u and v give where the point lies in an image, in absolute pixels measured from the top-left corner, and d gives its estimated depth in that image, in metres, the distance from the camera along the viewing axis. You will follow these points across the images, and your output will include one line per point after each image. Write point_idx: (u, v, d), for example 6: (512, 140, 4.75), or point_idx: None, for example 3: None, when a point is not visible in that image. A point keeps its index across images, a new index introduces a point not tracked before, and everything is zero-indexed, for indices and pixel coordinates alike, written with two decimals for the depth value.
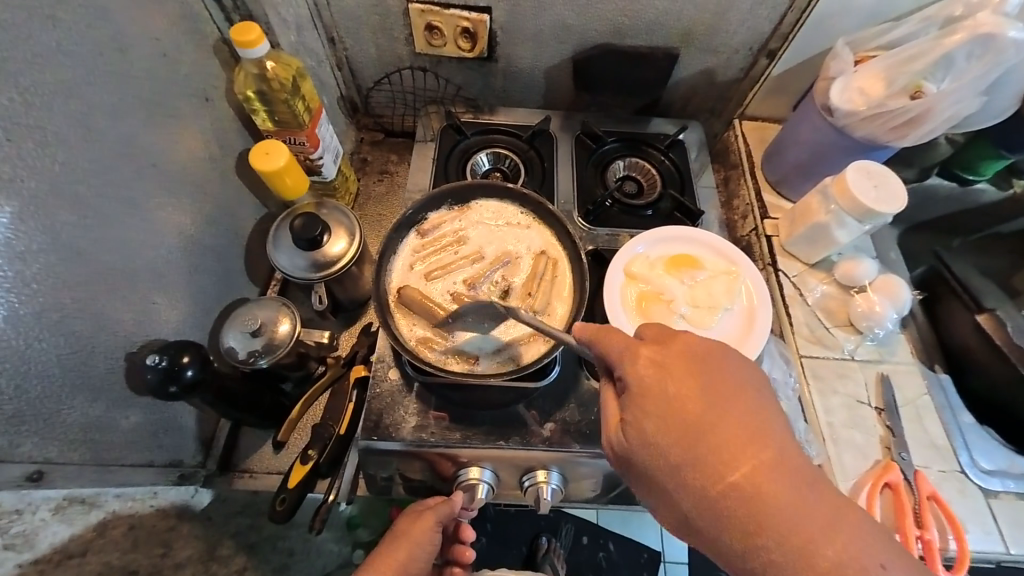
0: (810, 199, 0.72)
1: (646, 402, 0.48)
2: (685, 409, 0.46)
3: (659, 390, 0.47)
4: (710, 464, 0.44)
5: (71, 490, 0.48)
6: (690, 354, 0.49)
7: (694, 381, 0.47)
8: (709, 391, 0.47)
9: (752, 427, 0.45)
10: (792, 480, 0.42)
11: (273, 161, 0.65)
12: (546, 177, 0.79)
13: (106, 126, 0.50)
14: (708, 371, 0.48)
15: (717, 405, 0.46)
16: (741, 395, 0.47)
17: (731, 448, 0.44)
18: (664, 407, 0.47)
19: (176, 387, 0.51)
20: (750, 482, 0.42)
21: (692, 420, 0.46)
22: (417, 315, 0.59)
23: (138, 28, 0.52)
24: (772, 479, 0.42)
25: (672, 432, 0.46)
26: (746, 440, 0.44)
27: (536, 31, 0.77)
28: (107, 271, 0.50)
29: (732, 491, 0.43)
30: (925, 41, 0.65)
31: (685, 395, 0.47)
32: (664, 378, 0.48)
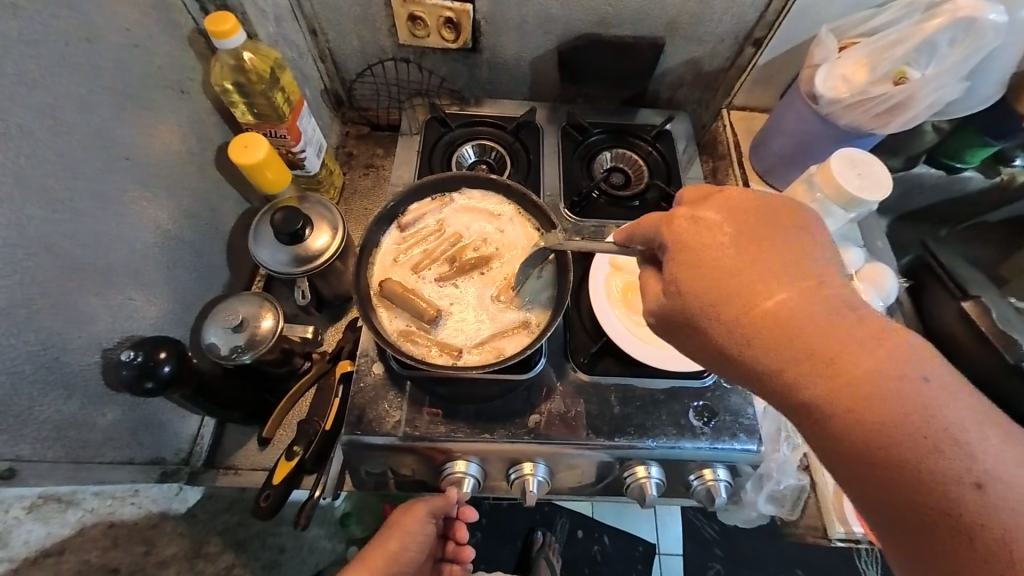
0: (797, 187, 0.71)
1: (678, 252, 0.44)
2: (718, 252, 0.43)
3: (692, 238, 0.44)
4: (746, 304, 0.40)
5: (46, 488, 0.47)
6: (729, 205, 0.45)
7: (729, 226, 0.44)
8: (746, 233, 0.43)
9: (790, 263, 0.41)
10: (836, 316, 0.38)
11: (251, 154, 0.64)
12: (532, 169, 0.79)
13: (76, 118, 0.49)
14: (748, 217, 0.44)
15: (753, 246, 0.42)
16: (788, 242, 0.42)
17: (774, 286, 0.40)
18: (696, 250, 0.43)
19: (153, 383, 0.50)
20: (790, 313, 0.39)
21: (725, 261, 0.42)
22: (399, 309, 0.58)
23: (107, 19, 0.51)
24: (814, 310, 0.38)
25: (707, 275, 0.42)
26: (785, 277, 0.40)
27: (520, 21, 0.76)
28: (79, 267, 0.49)
29: (770, 325, 0.39)
30: (907, 27, 0.65)
31: (720, 245, 0.43)
32: (698, 228, 0.44)
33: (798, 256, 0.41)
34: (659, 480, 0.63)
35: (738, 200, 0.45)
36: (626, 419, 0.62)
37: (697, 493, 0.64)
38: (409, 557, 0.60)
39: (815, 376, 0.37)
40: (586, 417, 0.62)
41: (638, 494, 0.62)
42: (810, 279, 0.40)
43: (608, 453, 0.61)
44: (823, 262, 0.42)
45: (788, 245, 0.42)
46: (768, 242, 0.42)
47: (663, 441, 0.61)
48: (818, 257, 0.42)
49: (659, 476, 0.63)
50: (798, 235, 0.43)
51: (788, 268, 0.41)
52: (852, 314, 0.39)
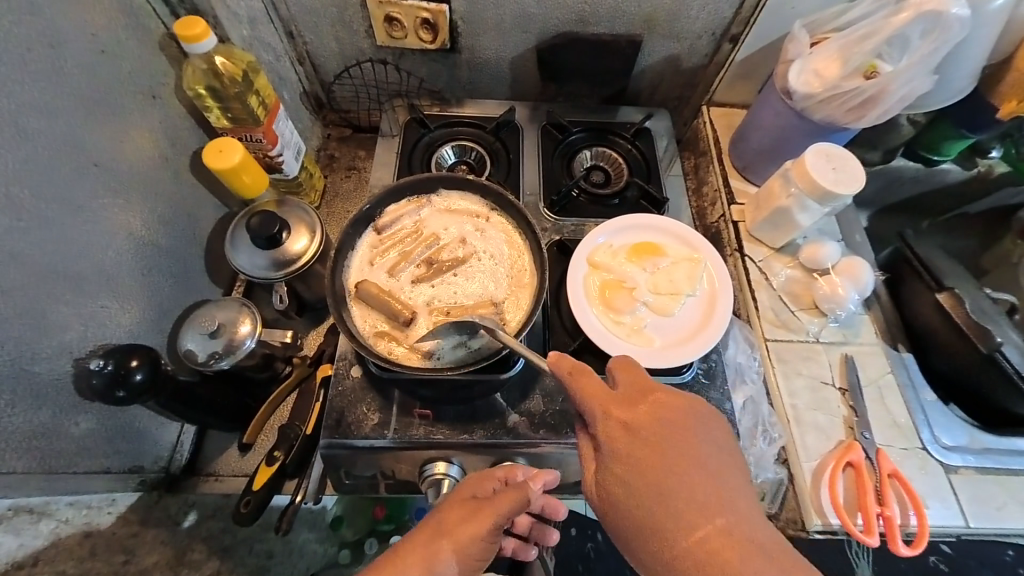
0: (773, 183, 0.72)
1: (615, 461, 0.49)
2: (649, 469, 0.48)
3: (631, 452, 0.49)
4: (676, 532, 0.46)
5: (16, 501, 0.48)
6: (657, 411, 0.50)
7: (661, 440, 0.49)
8: (674, 450, 0.49)
9: (711, 489, 0.47)
10: (747, 549, 0.44)
11: (226, 158, 0.64)
12: (512, 169, 0.79)
13: (41, 125, 0.48)
14: (676, 429, 0.50)
15: (679, 465, 0.48)
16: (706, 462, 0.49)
17: (695, 515, 0.46)
18: (634, 467, 0.48)
19: (124, 392, 0.49)
20: (711, 550, 0.44)
21: (656, 481, 0.47)
22: (374, 310, 0.58)
23: (71, 23, 0.50)
24: (733, 549, 0.44)
25: (639, 494, 0.48)
26: (707, 504, 0.47)
27: (498, 20, 0.76)
28: (47, 275, 0.49)
29: (691, 556, 0.45)
30: (875, 21, 0.65)
31: (649, 456, 0.48)
32: (631, 437, 0.49)
33: (713, 477, 0.48)
34: None
35: (666, 406, 0.51)
36: None
37: None
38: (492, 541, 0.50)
39: None
40: (566, 415, 0.62)
41: None
42: (724, 506, 0.47)
43: None
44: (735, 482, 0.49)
45: (704, 465, 0.49)
46: (688, 460, 0.48)
47: None
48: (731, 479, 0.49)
49: None
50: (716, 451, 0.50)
51: (708, 494, 0.47)
52: (762, 546, 0.44)
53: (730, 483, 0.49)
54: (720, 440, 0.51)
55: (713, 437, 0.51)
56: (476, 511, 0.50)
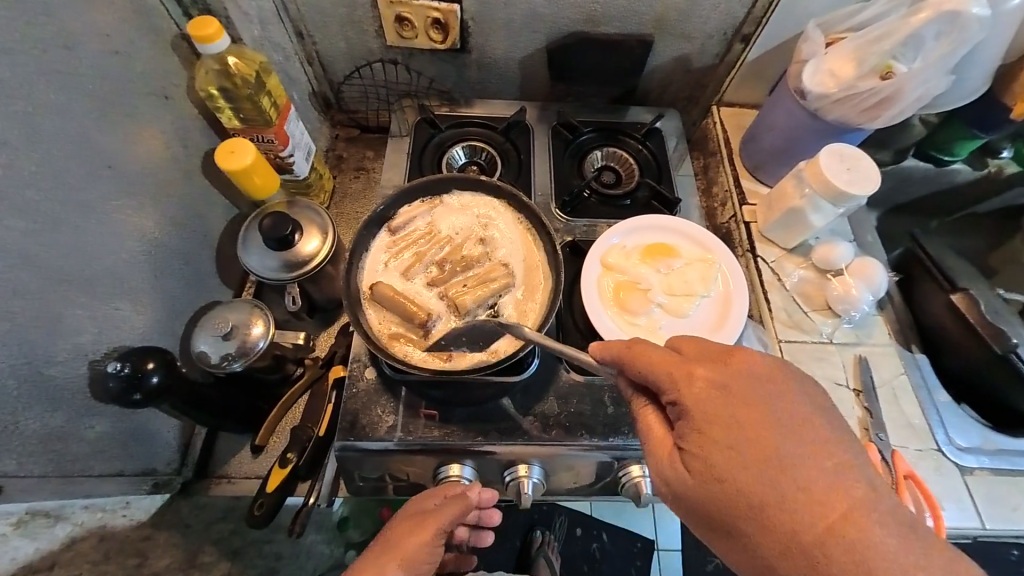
0: (786, 184, 0.72)
1: (701, 427, 0.44)
2: (744, 431, 0.43)
3: (720, 416, 0.44)
4: (778, 503, 0.41)
5: (33, 503, 0.48)
6: (741, 373, 0.46)
7: (752, 403, 0.44)
8: (770, 414, 0.44)
9: (815, 450, 0.43)
10: (861, 509, 0.40)
11: (238, 159, 0.63)
12: (522, 169, 0.79)
13: (55, 127, 0.48)
14: (768, 390, 0.45)
15: (778, 430, 0.43)
16: (805, 421, 0.44)
17: (803, 479, 0.41)
18: (726, 434, 0.43)
19: (139, 395, 0.49)
20: (822, 514, 0.40)
21: (754, 446, 0.43)
22: (389, 311, 0.58)
23: (85, 24, 0.50)
24: (843, 517, 0.39)
25: (734, 461, 0.43)
26: (811, 464, 0.42)
27: (508, 20, 0.76)
28: (61, 277, 0.49)
29: (795, 527, 0.40)
30: (892, 21, 0.64)
31: (744, 417, 0.44)
32: (718, 399, 0.45)
33: (816, 441, 0.43)
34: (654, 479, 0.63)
35: (754, 368, 0.46)
36: (620, 417, 0.62)
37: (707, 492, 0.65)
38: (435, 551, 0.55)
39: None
40: (579, 417, 0.62)
41: (634, 493, 0.63)
42: (831, 466, 0.42)
43: (605, 453, 0.61)
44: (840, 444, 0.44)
45: (804, 429, 0.44)
46: (786, 424, 0.44)
47: None
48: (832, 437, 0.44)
49: None
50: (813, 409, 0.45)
51: (813, 461, 0.42)
52: (879, 513, 0.40)
53: (835, 442, 0.43)
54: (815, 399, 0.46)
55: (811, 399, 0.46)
56: (421, 523, 0.55)
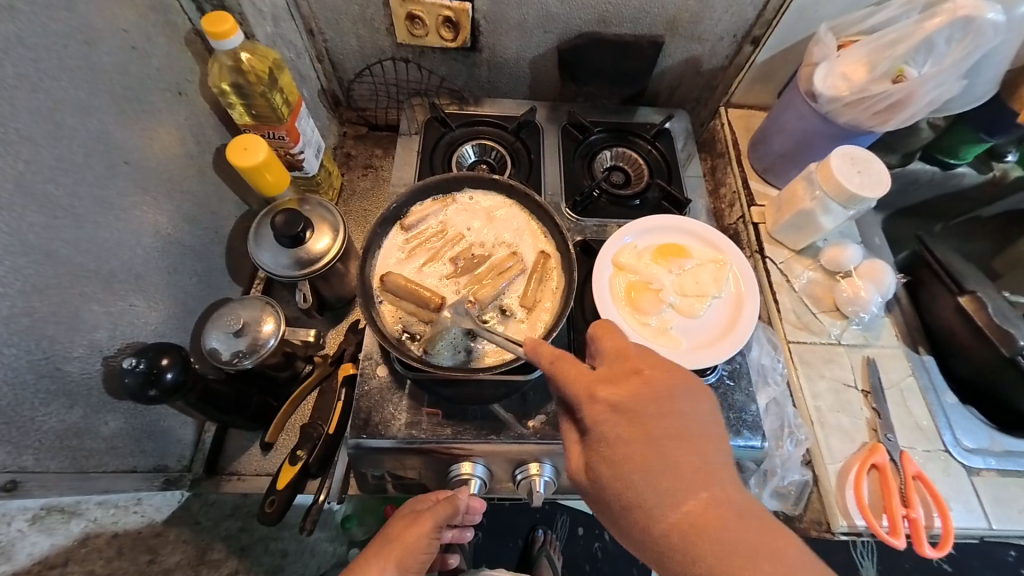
0: (796, 185, 0.72)
1: (603, 440, 0.46)
2: (635, 443, 0.45)
3: (614, 434, 0.45)
4: (658, 513, 0.43)
5: (49, 499, 0.47)
6: (644, 387, 0.47)
7: (647, 418, 0.46)
8: (659, 431, 0.45)
9: (698, 465, 0.44)
10: (737, 521, 0.41)
11: (251, 156, 0.63)
12: (533, 168, 0.79)
13: (75, 122, 0.48)
14: (655, 403, 0.46)
15: (669, 439, 0.45)
16: (693, 433, 0.46)
17: (683, 489, 0.43)
18: (624, 452, 0.45)
19: (156, 391, 0.49)
20: (701, 523, 0.42)
21: (641, 458, 0.44)
22: (404, 308, 0.58)
23: (104, 19, 0.50)
24: (718, 524, 0.41)
25: (626, 466, 0.45)
26: (691, 478, 0.44)
27: (520, 20, 0.76)
28: (79, 273, 0.48)
29: (682, 538, 0.42)
30: (905, 26, 0.65)
31: (636, 428, 0.45)
32: (613, 414, 0.46)
33: (701, 451, 0.45)
34: None
35: (652, 379, 0.48)
36: None
37: None
38: (430, 551, 0.56)
39: None
40: None
41: None
42: (711, 478, 0.44)
43: None
44: (718, 454, 0.46)
45: (691, 436, 0.46)
46: (677, 434, 0.45)
47: None
48: (714, 452, 0.46)
49: None
50: (700, 423, 0.47)
51: (694, 467, 0.44)
52: (751, 521, 0.42)
53: (712, 453, 0.45)
54: (701, 412, 0.48)
55: (705, 408, 0.48)
56: (413, 522, 0.56)
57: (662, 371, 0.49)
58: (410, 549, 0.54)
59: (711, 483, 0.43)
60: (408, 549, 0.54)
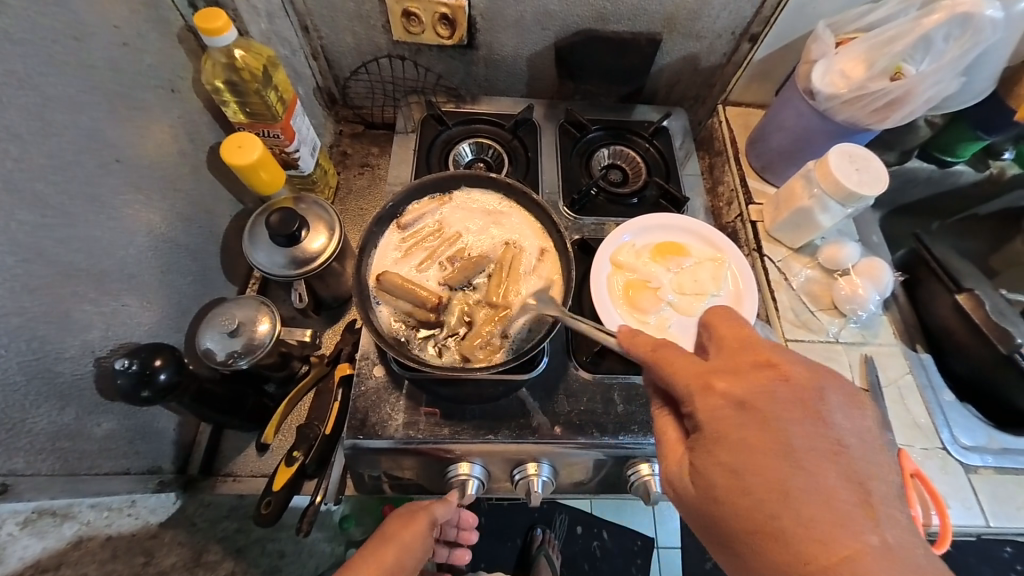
0: (795, 183, 0.72)
1: (716, 444, 0.43)
2: (766, 458, 0.41)
3: (744, 438, 0.42)
4: (792, 533, 0.39)
5: (41, 502, 0.46)
6: (781, 393, 0.43)
7: (785, 429, 0.42)
8: (797, 445, 0.41)
9: (847, 494, 0.40)
10: (887, 565, 0.36)
11: (245, 154, 0.62)
12: (530, 167, 0.78)
13: (66, 119, 0.47)
14: (804, 414, 0.42)
15: (806, 451, 0.41)
16: (844, 455, 0.41)
17: (824, 519, 0.39)
18: (743, 461, 0.41)
19: (149, 392, 0.48)
20: (848, 562, 0.37)
21: (777, 472, 0.40)
22: (400, 308, 0.57)
23: (95, 15, 0.49)
24: (868, 566, 0.36)
25: (754, 479, 0.41)
26: (839, 508, 0.39)
27: (518, 17, 0.76)
28: (71, 273, 0.48)
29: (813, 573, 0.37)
30: (904, 22, 0.65)
31: (772, 438, 0.41)
32: (743, 416, 0.43)
33: (843, 468, 0.41)
34: None
35: (794, 380, 0.44)
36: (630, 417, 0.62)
37: None
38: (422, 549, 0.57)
39: None
40: (590, 415, 0.62)
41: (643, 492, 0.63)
42: (865, 511, 0.39)
43: (604, 452, 0.61)
44: (875, 486, 0.41)
45: (838, 463, 0.41)
46: (820, 453, 0.41)
47: None
48: (872, 483, 0.41)
49: None
50: (852, 445, 0.42)
51: (831, 483, 0.40)
52: (908, 567, 0.37)
53: (868, 484, 0.40)
54: (858, 436, 0.43)
55: (857, 421, 0.43)
56: (412, 517, 0.58)
57: (809, 377, 0.44)
58: (409, 542, 0.55)
59: (864, 519, 0.39)
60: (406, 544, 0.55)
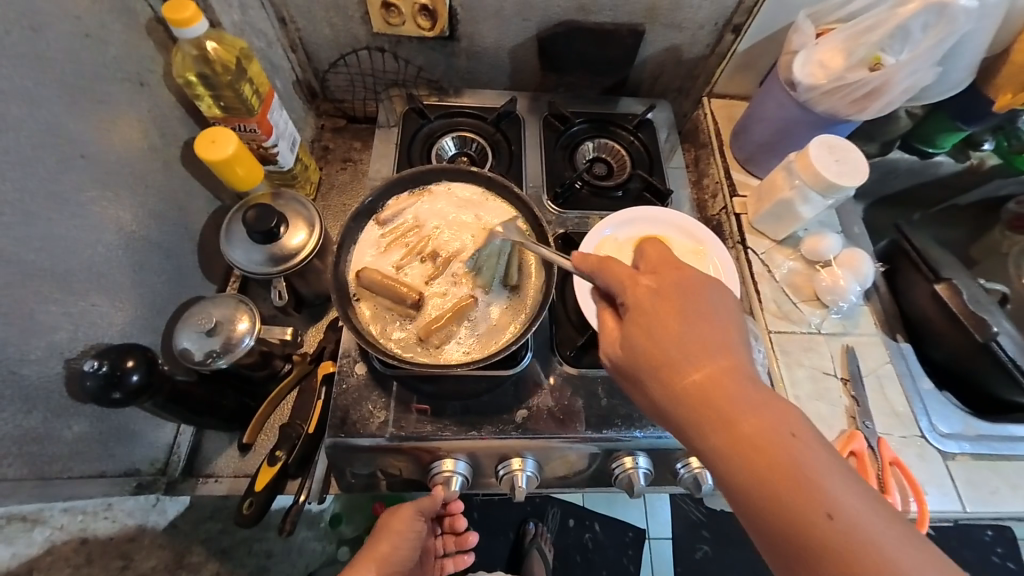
0: (776, 175, 0.72)
1: (633, 313, 0.47)
2: (667, 316, 0.45)
3: (649, 304, 0.46)
4: (684, 374, 0.43)
5: (10, 508, 0.47)
6: (685, 273, 0.48)
7: (685, 296, 0.46)
8: (691, 305, 0.45)
9: (730, 342, 0.44)
10: (759, 391, 0.41)
11: (220, 149, 0.61)
12: (514, 160, 0.78)
13: (23, 114, 0.45)
14: (694, 285, 0.47)
15: (699, 313, 0.45)
16: (727, 315, 0.45)
17: (712, 357, 0.43)
18: (651, 321, 0.45)
19: (121, 394, 0.47)
20: (723, 387, 0.41)
21: (670, 329, 0.45)
22: (380, 303, 0.57)
23: (53, 5, 0.47)
24: (740, 389, 0.41)
25: (653, 333, 0.45)
26: (722, 350, 0.43)
27: (498, 8, 0.74)
28: (34, 273, 0.47)
29: (701, 400, 0.42)
30: (881, 12, 0.65)
31: (673, 302, 0.46)
32: (652, 289, 0.47)
33: (732, 330, 0.44)
34: (647, 470, 0.63)
35: (694, 269, 0.48)
36: (612, 410, 0.62)
37: (683, 481, 0.64)
38: (407, 551, 0.57)
39: (739, 451, 0.39)
40: (574, 410, 0.62)
41: (627, 484, 0.63)
42: (742, 354, 0.43)
43: (595, 445, 0.61)
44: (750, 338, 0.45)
45: (726, 318, 0.45)
46: (710, 312, 0.45)
47: (649, 431, 0.61)
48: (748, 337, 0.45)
49: (647, 465, 0.63)
50: (735, 309, 0.46)
51: (723, 342, 0.44)
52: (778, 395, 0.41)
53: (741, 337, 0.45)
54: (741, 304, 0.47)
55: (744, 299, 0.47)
56: (393, 513, 0.60)
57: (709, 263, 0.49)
58: (391, 538, 0.57)
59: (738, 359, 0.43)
60: (388, 541, 0.57)
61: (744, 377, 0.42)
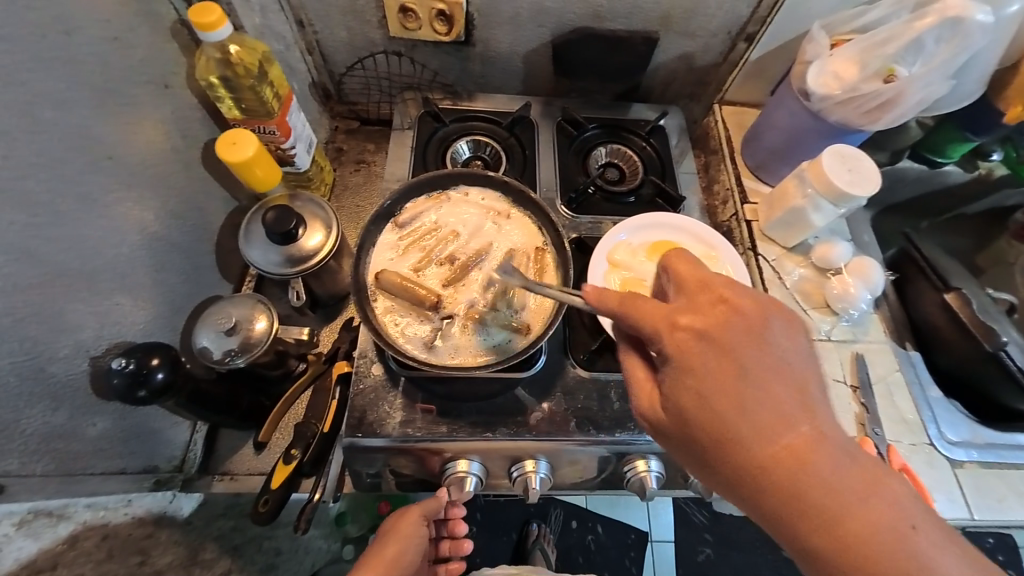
0: (788, 182, 0.73)
1: (686, 375, 0.42)
2: (725, 379, 0.41)
3: (703, 365, 0.41)
4: (750, 445, 0.40)
5: (36, 503, 0.47)
6: (732, 317, 0.43)
7: (739, 351, 0.42)
8: (750, 363, 0.41)
9: (797, 402, 0.41)
10: (833, 454, 0.39)
11: (239, 151, 0.62)
12: (527, 165, 0.78)
13: (54, 116, 0.46)
14: (748, 334, 0.42)
15: (758, 369, 0.41)
16: (790, 366, 0.42)
17: (781, 424, 0.40)
18: (710, 390, 0.41)
19: (145, 392, 0.48)
20: (798, 454, 0.39)
21: (730, 398, 0.40)
22: (398, 304, 0.58)
23: (83, 9, 0.48)
24: (819, 457, 0.39)
25: (710, 400, 0.41)
26: (791, 415, 0.40)
27: (513, 13, 0.75)
28: (62, 273, 0.47)
29: (773, 475, 0.40)
30: (897, 25, 0.66)
31: (731, 361, 0.41)
32: (703, 344, 0.42)
33: (798, 386, 0.41)
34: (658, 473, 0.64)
35: (744, 312, 0.43)
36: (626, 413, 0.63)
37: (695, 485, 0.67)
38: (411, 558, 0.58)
39: (812, 523, 0.39)
40: (586, 412, 0.63)
41: (639, 487, 0.64)
42: (812, 413, 0.41)
43: (606, 448, 0.62)
44: (818, 390, 0.42)
45: (789, 371, 0.42)
46: (771, 368, 0.41)
47: None
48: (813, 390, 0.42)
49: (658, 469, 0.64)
50: (796, 355, 0.42)
51: (796, 402, 0.41)
52: (848, 450, 0.40)
53: (812, 390, 0.42)
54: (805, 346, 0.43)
55: (800, 342, 0.43)
56: (400, 517, 0.61)
57: (756, 300, 0.44)
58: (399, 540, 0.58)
59: (806, 421, 0.40)
60: (397, 543, 0.58)
61: (817, 441, 0.40)
